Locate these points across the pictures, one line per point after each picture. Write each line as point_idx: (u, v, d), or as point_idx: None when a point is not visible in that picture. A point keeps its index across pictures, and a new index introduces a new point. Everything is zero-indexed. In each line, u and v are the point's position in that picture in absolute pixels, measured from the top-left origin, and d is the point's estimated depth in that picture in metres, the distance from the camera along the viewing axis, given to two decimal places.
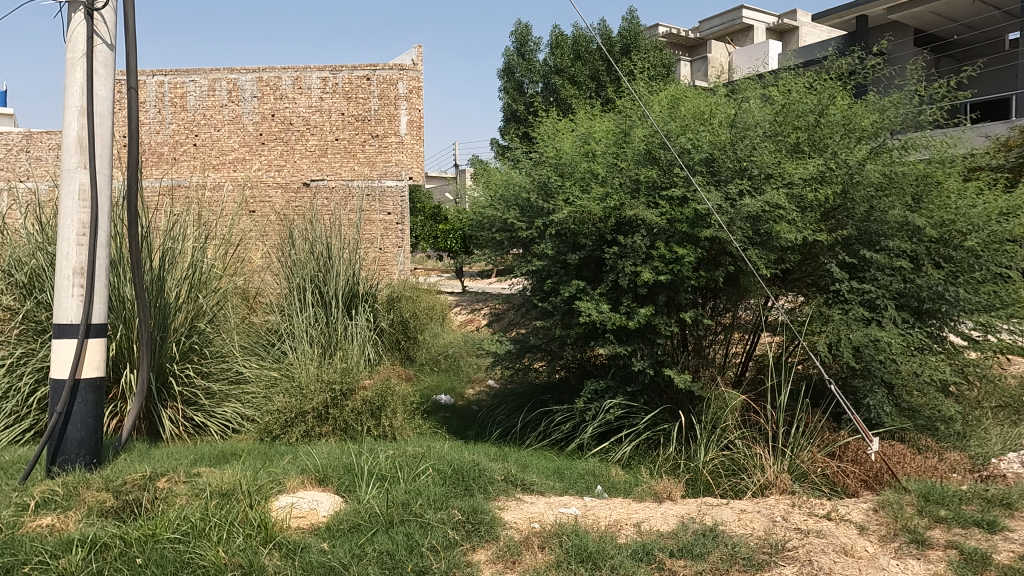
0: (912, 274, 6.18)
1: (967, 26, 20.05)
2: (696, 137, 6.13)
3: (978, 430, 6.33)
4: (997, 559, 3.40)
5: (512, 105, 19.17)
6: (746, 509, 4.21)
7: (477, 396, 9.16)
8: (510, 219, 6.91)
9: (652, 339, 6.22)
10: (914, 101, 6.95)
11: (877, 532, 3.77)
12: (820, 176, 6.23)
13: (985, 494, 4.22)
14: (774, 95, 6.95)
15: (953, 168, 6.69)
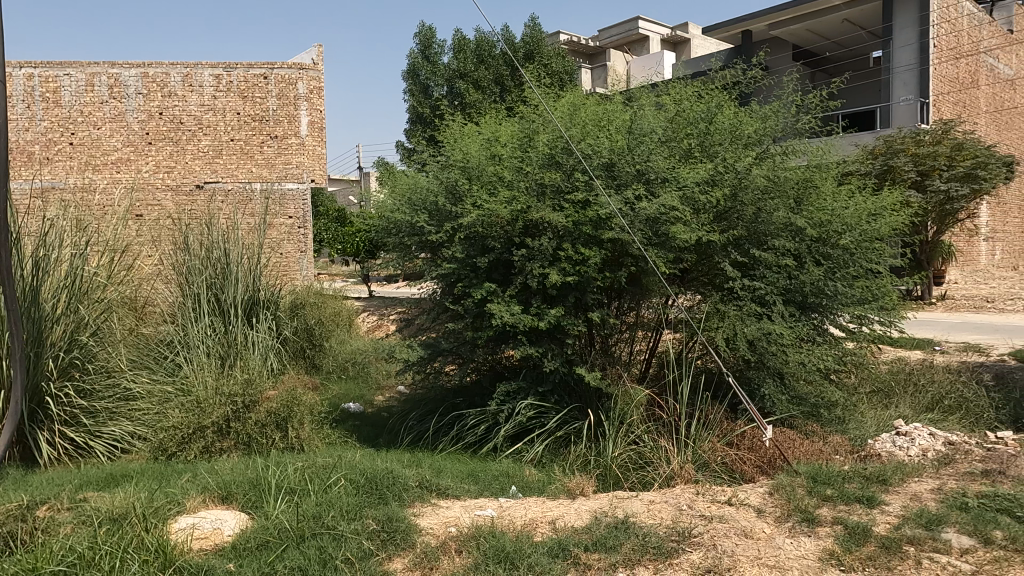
0: (796, 272, 6.66)
1: (837, 44, 21.95)
2: (595, 143, 6.32)
3: (857, 414, 6.89)
4: (876, 531, 3.71)
5: (417, 107, 18.99)
6: (655, 500, 4.37)
7: (387, 402, 9.00)
8: (417, 223, 6.86)
9: (562, 339, 6.37)
10: (791, 111, 7.50)
11: (773, 514, 4.02)
12: (711, 180, 6.56)
13: (864, 473, 4.60)
14: (667, 104, 7.29)
15: (828, 173, 7.26)
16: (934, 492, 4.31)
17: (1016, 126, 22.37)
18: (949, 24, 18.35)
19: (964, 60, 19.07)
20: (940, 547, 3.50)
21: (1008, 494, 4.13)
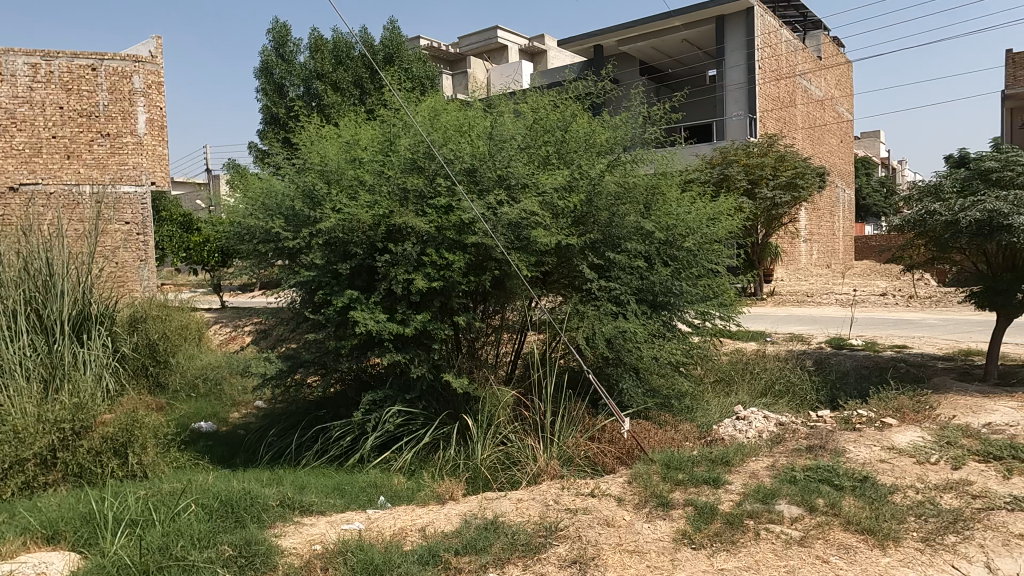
0: (647, 272, 7.12)
1: (677, 62, 23.72)
2: (457, 148, 6.37)
3: (704, 402, 7.48)
4: (721, 509, 4.04)
5: (271, 108, 18.07)
6: (522, 498, 4.47)
7: (243, 419, 8.46)
8: (272, 228, 6.53)
9: (428, 344, 6.33)
10: (639, 122, 8.02)
11: (632, 501, 4.26)
12: (568, 186, 6.83)
13: (710, 456, 5.00)
14: (525, 112, 7.52)
15: (672, 180, 7.84)
16: (768, 469, 4.78)
17: (826, 142, 25.42)
18: (771, 48, 20.48)
19: (784, 81, 21.36)
20: (775, 518, 3.89)
21: (827, 465, 4.67)
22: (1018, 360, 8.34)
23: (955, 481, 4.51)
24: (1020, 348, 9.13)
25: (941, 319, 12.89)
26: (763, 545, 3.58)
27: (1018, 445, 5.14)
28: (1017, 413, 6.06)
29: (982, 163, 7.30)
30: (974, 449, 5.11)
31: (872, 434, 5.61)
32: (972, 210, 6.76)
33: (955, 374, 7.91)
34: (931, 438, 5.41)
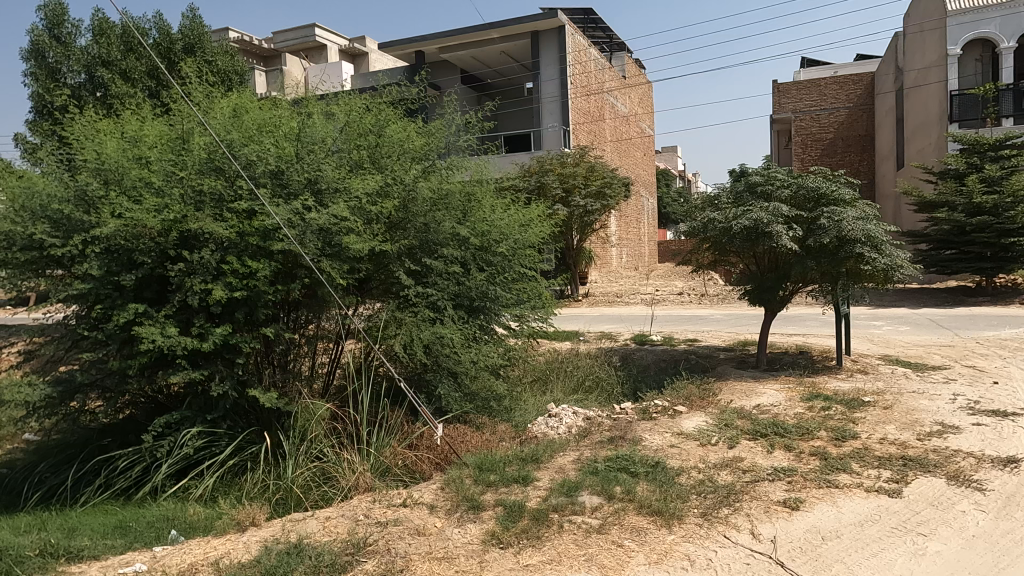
0: (463, 278, 7.22)
1: (496, 73, 24.42)
2: (260, 149, 5.98)
3: (521, 402, 7.76)
4: (528, 506, 4.18)
5: (44, 96, 15.76)
6: (331, 516, 4.29)
7: (6, 456, 7.26)
8: (36, 234, 5.66)
9: (231, 359, 5.85)
10: (453, 130, 8.14)
11: (443, 507, 4.27)
12: (381, 192, 6.71)
13: (521, 455, 5.18)
14: (337, 114, 7.29)
15: (487, 188, 8.04)
16: (574, 462, 5.05)
17: (631, 154, 27.68)
18: (581, 65, 21.83)
19: (594, 96, 22.89)
20: (577, 509, 4.11)
21: (625, 454, 5.04)
22: (781, 348, 9.66)
23: (729, 459, 5.09)
24: (783, 337, 10.60)
25: (725, 314, 14.58)
26: (566, 537, 3.76)
27: (779, 423, 5.94)
28: (780, 394, 7.00)
29: (749, 178, 8.33)
30: (746, 429, 5.82)
31: (666, 422, 6.17)
32: (743, 219, 7.69)
33: (734, 362, 8.96)
34: (713, 422, 6.08)
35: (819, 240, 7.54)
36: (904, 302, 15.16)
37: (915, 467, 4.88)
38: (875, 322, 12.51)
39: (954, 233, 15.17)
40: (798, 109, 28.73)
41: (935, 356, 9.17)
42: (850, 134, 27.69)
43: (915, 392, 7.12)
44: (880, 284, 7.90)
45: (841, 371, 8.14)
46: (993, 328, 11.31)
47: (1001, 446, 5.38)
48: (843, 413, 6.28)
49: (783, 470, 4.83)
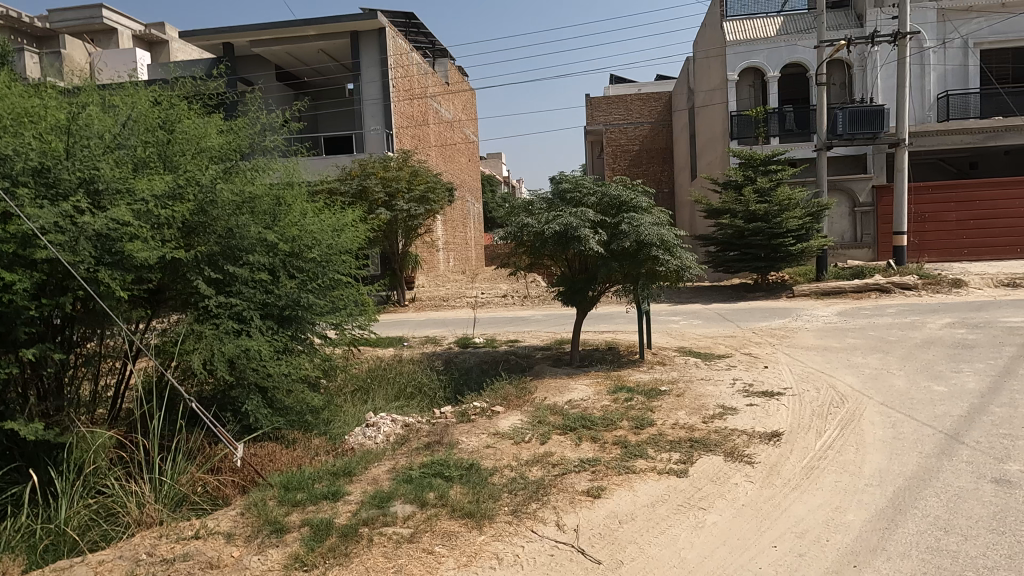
0: (271, 286, 6.79)
1: (314, 71, 23.44)
2: (17, 142, 5.13)
3: (339, 413, 7.49)
4: (337, 522, 4.03)
5: None
6: (106, 559, 3.80)
7: None
8: None
9: None
10: (257, 129, 7.64)
11: (242, 534, 3.99)
12: (174, 193, 6.08)
13: (332, 470, 4.99)
14: (118, 105, 6.51)
15: (297, 191, 7.65)
16: (388, 472, 4.96)
17: (456, 159, 28.03)
18: (403, 69, 21.66)
19: (416, 101, 22.83)
20: (388, 520, 4.03)
21: (440, 459, 5.05)
22: (593, 344, 10.30)
23: (540, 454, 5.31)
24: (595, 334, 11.31)
25: (545, 315, 15.25)
26: (375, 550, 3.67)
27: (587, 416, 6.30)
28: (589, 388, 7.45)
29: (559, 185, 8.74)
30: (557, 424, 6.11)
31: (483, 423, 6.29)
32: (553, 223, 8.07)
33: (550, 360, 9.37)
34: (527, 420, 6.30)
35: (621, 244, 8.14)
36: (698, 298, 16.91)
37: (699, 448, 5.44)
38: (674, 317, 13.82)
39: (734, 238, 17.12)
40: (608, 122, 30.85)
41: (720, 346, 10.33)
42: (653, 147, 30.38)
43: (703, 379, 7.94)
44: (673, 283, 8.70)
45: (643, 364, 8.85)
46: (766, 319, 13.00)
47: (768, 423, 6.17)
48: (643, 403, 6.83)
49: (588, 461, 5.13)
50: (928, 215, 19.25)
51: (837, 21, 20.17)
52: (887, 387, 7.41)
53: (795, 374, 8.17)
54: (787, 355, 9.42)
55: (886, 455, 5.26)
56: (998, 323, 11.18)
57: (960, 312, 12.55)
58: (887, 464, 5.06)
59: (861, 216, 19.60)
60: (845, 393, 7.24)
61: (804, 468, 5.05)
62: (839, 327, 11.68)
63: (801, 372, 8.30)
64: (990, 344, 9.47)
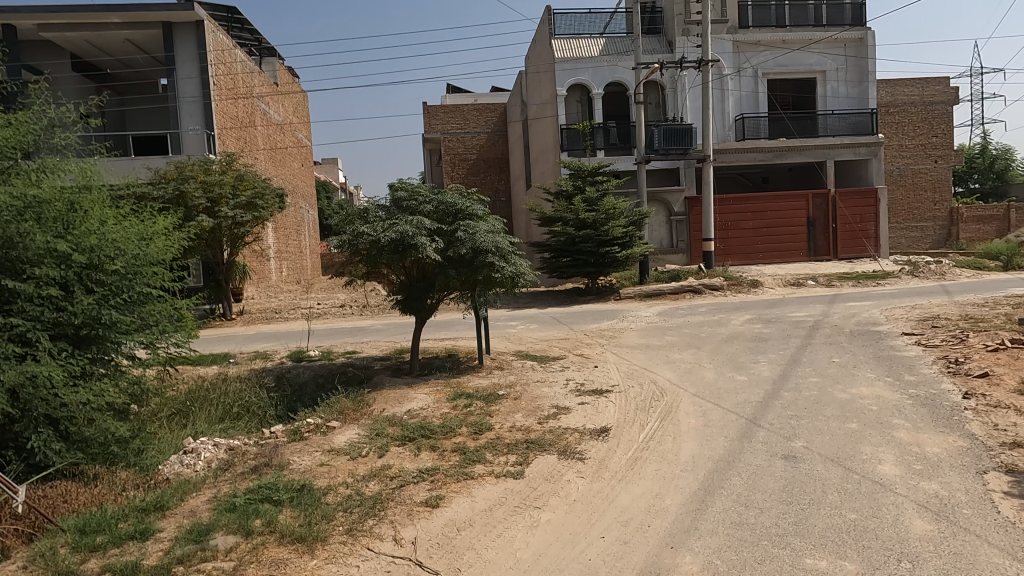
0: (63, 302, 5.99)
1: (120, 63, 21.18)
2: None
3: (152, 441, 6.77)
4: (146, 564, 3.63)
5: None
6: None
7: None
8: None
9: None
10: (45, 125, 6.71)
11: None
12: None
13: (142, 506, 4.49)
14: None
15: (97, 195, 6.82)
16: (208, 502, 4.57)
17: (287, 163, 26.68)
18: (225, 66, 20.22)
19: (241, 100, 21.42)
20: (208, 554, 3.70)
21: (268, 482, 4.75)
22: (433, 352, 10.28)
23: (377, 468, 5.17)
24: (435, 342, 11.29)
25: (384, 324, 14.97)
26: None
27: (426, 425, 6.26)
28: (429, 397, 7.40)
29: (395, 192, 8.61)
30: (395, 436, 5.99)
31: (317, 440, 6.01)
32: (389, 231, 7.92)
33: (389, 371, 9.19)
34: (364, 433, 6.11)
35: (458, 251, 8.20)
36: (535, 303, 17.55)
37: (535, 448, 5.61)
38: (511, 322, 14.21)
39: (567, 244, 18.01)
40: (446, 131, 30.87)
41: (554, 348, 10.78)
42: (489, 156, 31.08)
43: (539, 381, 8.24)
44: (509, 289, 8.93)
45: (482, 370, 8.97)
46: (596, 321, 13.80)
47: (597, 419, 6.53)
48: (482, 408, 6.92)
49: (427, 470, 5.08)
50: (731, 224, 21.57)
51: (651, 46, 22.04)
52: (699, 379, 8.18)
53: (621, 372, 8.75)
54: (615, 354, 10.07)
55: (699, 442, 5.79)
56: (786, 318, 12.82)
57: (757, 309, 14.22)
58: (699, 450, 5.57)
59: (676, 224, 21.51)
60: (664, 386, 7.87)
61: (629, 460, 5.40)
62: (659, 326, 12.70)
63: (627, 369, 8.91)
64: (780, 337, 10.83)
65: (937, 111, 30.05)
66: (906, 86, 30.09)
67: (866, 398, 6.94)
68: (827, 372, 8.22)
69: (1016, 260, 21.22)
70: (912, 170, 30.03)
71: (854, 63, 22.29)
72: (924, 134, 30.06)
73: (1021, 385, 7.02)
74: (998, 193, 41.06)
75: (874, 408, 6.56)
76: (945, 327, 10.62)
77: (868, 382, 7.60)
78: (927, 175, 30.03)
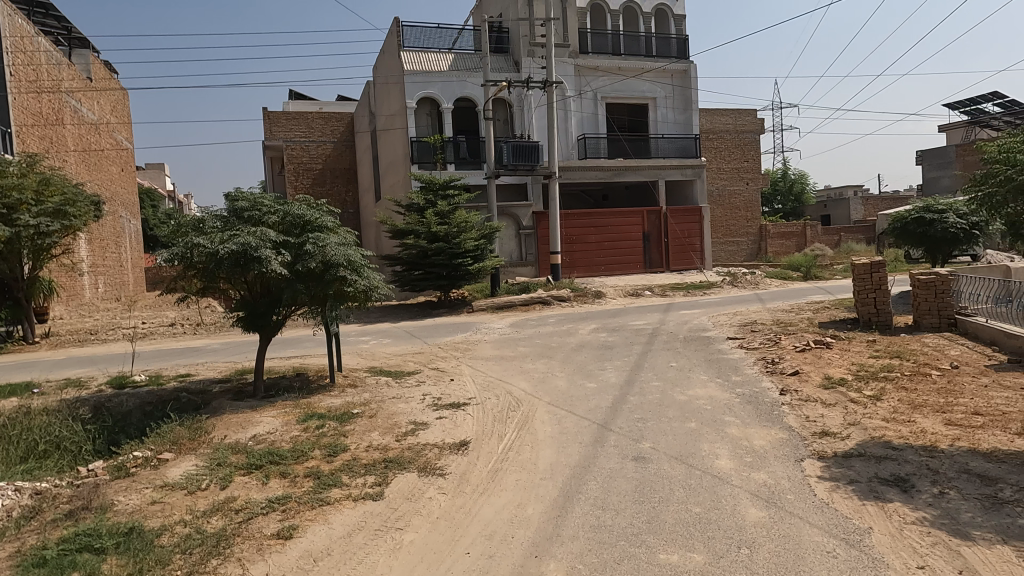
0: None
1: None
2: None
3: None
4: None
5: None
6: None
7: None
8: None
9: None
10: None
11: None
12: None
13: None
14: None
15: None
16: (11, 558, 3.90)
17: (104, 167, 23.93)
18: (25, 55, 17.75)
19: (46, 95, 18.91)
20: None
21: (88, 529, 4.16)
22: (279, 372, 9.66)
23: (220, 502, 4.73)
24: (281, 361, 10.63)
25: (222, 343, 13.85)
26: None
27: (274, 450, 5.84)
28: (276, 420, 6.93)
29: (236, 203, 8.01)
30: (240, 465, 5.52)
31: (146, 475, 5.38)
32: (229, 243, 7.30)
33: (230, 394, 8.48)
34: (203, 464, 5.57)
35: (307, 265, 7.78)
36: (387, 317, 17.17)
37: (393, 467, 5.45)
38: (363, 337, 13.77)
39: (419, 257, 17.82)
40: (289, 138, 29.22)
41: (409, 362, 10.61)
42: (336, 166, 30.09)
43: (394, 397, 8.03)
44: (362, 303, 8.66)
45: (334, 389, 8.57)
46: (450, 334, 13.79)
47: (456, 433, 6.49)
48: (335, 429, 6.59)
49: (276, 500, 4.73)
50: (575, 237, 22.61)
51: (498, 64, 22.64)
52: (552, 388, 8.44)
53: (477, 384, 8.78)
54: (470, 367, 10.11)
55: (555, 449, 5.95)
56: (628, 326, 13.66)
57: (602, 319, 15.02)
58: (556, 457, 5.71)
59: (525, 238, 22.16)
60: (520, 396, 8.03)
61: (489, 472, 5.41)
62: (512, 337, 12.97)
63: (482, 382, 8.96)
64: (623, 344, 11.50)
65: (748, 139, 33.79)
66: (721, 116, 33.51)
67: (702, 399, 7.56)
68: (667, 376, 8.84)
69: (812, 271, 24.37)
70: (729, 191, 33.46)
71: (680, 92, 24.44)
72: (737, 160, 33.64)
73: (823, 381, 8.02)
74: (796, 214, 47.04)
75: (709, 407, 7.15)
76: (762, 331, 11.89)
77: (702, 383, 8.29)
78: (741, 196, 33.61)
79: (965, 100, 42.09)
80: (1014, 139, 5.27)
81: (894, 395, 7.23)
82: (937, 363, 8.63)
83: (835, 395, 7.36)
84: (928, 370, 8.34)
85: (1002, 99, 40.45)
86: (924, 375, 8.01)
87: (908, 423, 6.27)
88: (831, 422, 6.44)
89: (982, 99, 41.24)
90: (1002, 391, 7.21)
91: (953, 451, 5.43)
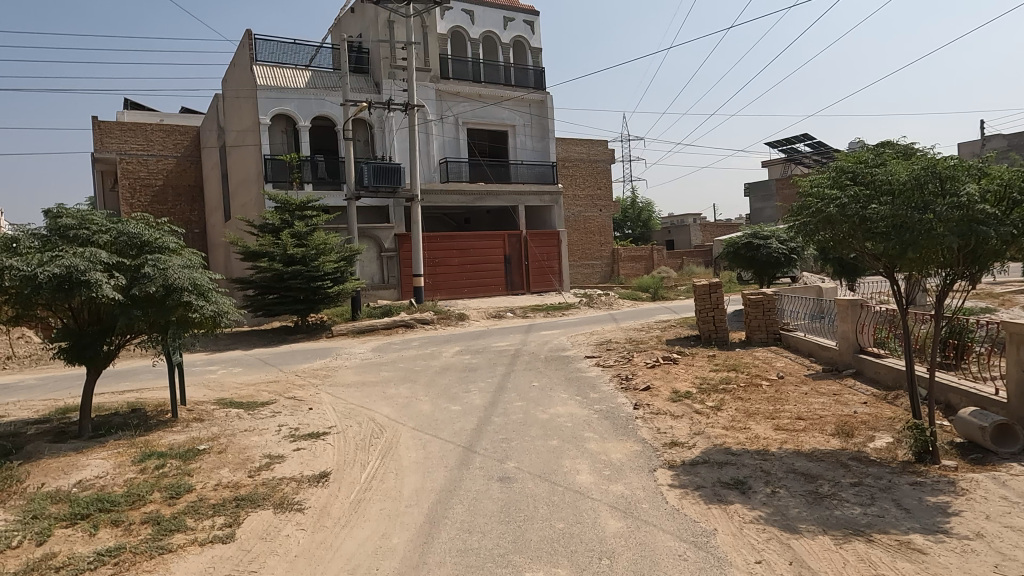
0: None
1: None
2: None
3: None
4: None
5: None
6: None
7: None
8: None
9: None
10: None
11: None
12: None
13: None
14: None
15: None
16: None
17: None
18: None
19: None
20: None
21: None
22: (109, 408, 8.67)
23: (35, 560, 4.14)
24: (113, 396, 9.56)
25: (39, 379, 12.20)
26: None
27: (104, 496, 5.23)
28: (107, 462, 6.22)
29: (58, 220, 7.17)
30: (61, 515, 4.87)
31: None
32: (51, 265, 6.48)
33: (50, 436, 7.46)
34: (14, 518, 4.85)
35: (144, 289, 7.09)
36: (237, 345, 16.10)
37: (245, 505, 5.08)
38: (209, 367, 12.75)
39: (274, 280, 16.93)
40: (123, 151, 26.57)
41: (263, 392, 9.98)
42: (179, 183, 27.96)
43: (246, 431, 7.50)
44: (209, 331, 8.03)
45: (177, 424, 7.85)
46: (308, 361, 13.16)
47: (315, 465, 6.19)
48: (178, 468, 6.05)
49: (106, 552, 4.22)
50: (438, 260, 22.61)
51: (358, 84, 22.33)
52: (416, 412, 8.30)
53: (337, 412, 8.45)
54: (330, 394, 9.71)
55: (420, 474, 5.87)
56: (491, 348, 13.81)
57: (465, 341, 15.08)
58: (421, 482, 5.63)
59: (386, 260, 21.82)
60: (383, 423, 7.82)
61: (351, 504, 5.21)
62: (374, 362, 12.63)
63: (343, 409, 8.64)
64: (487, 365, 11.63)
65: (600, 168, 35.82)
66: (577, 146, 35.28)
67: (562, 416, 7.80)
68: (529, 396, 9.03)
69: (659, 292, 26.19)
70: (584, 217, 35.18)
71: (537, 121, 25.46)
72: (591, 187, 35.53)
73: (671, 394, 8.59)
74: (644, 239, 50.51)
75: (569, 425, 7.40)
76: (617, 349, 12.52)
77: (563, 402, 8.55)
78: (595, 221, 35.45)
79: (782, 140, 47.56)
80: (821, 174, 6.03)
81: (732, 405, 7.91)
82: (767, 375, 9.56)
83: (682, 407, 7.91)
84: (759, 380, 9.23)
85: (812, 141, 46.18)
86: (757, 386, 8.84)
87: (744, 430, 6.88)
88: (678, 432, 6.91)
89: (797, 140, 46.78)
90: (819, 397, 8.15)
91: (781, 453, 6.03)
